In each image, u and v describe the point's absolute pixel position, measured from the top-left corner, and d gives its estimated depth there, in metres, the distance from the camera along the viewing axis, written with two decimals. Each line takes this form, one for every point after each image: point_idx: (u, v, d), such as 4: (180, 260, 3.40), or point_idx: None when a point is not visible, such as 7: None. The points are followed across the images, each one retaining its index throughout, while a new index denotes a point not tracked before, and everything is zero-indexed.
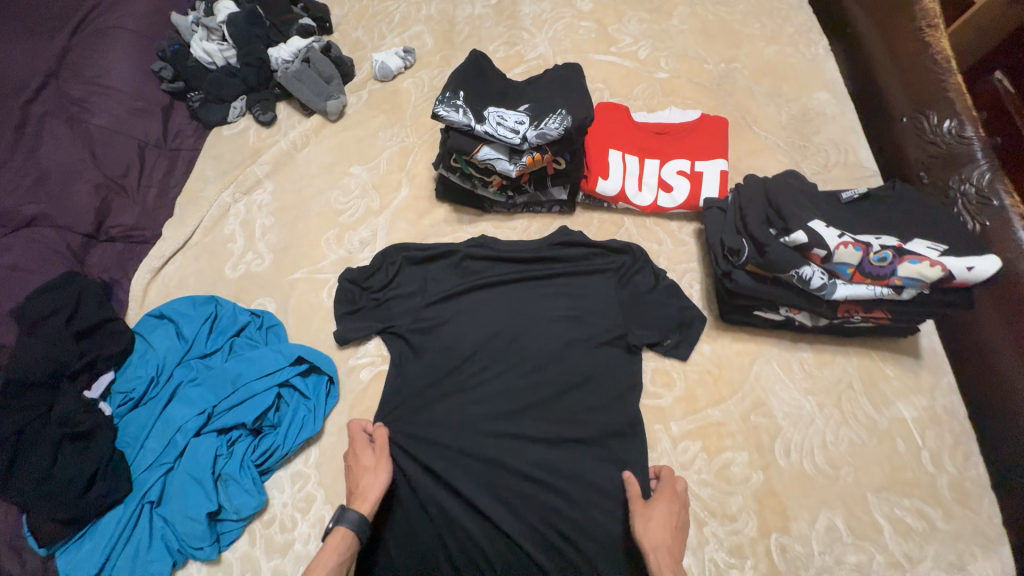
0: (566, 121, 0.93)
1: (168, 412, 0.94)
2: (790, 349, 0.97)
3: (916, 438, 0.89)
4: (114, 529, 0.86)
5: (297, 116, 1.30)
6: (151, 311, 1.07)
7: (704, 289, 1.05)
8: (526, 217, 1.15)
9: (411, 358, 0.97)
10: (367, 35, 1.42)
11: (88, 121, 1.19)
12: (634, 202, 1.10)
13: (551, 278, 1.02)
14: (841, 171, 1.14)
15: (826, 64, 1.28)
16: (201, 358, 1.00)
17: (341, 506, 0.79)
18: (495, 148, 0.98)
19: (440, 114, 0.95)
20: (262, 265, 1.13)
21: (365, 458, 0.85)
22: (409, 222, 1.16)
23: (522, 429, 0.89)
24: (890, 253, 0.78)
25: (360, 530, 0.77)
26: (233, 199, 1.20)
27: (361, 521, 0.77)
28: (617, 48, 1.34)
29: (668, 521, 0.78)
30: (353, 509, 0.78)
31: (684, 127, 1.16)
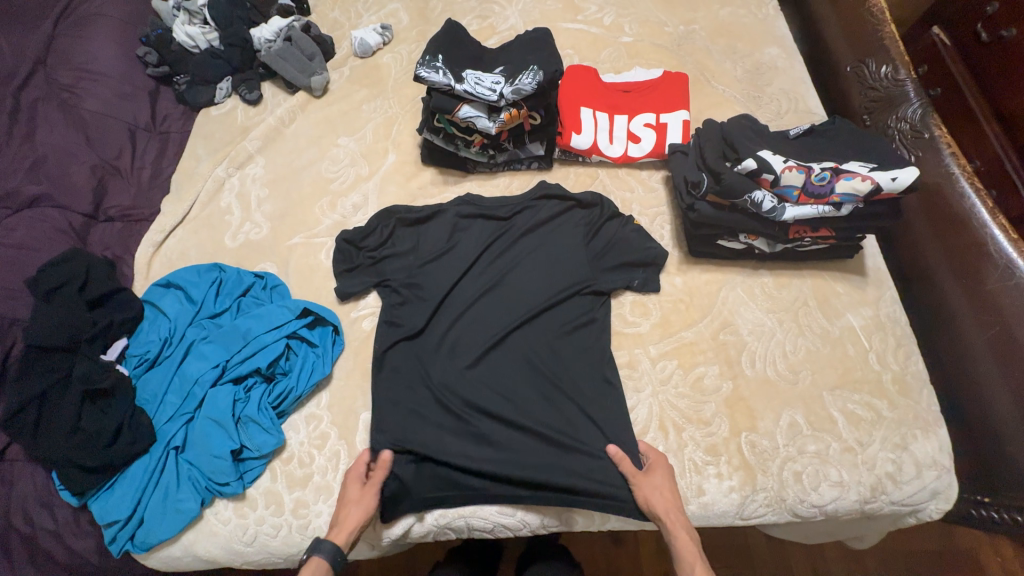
0: (538, 76, 1.01)
1: (184, 368, 1.00)
2: (752, 275, 1.08)
3: (864, 342, 1.01)
4: (143, 475, 0.93)
5: (283, 95, 1.36)
6: (157, 281, 1.13)
7: (673, 229, 1.14)
8: (507, 174, 1.23)
9: (409, 311, 1.05)
10: (344, 14, 1.47)
11: (79, 107, 1.24)
12: (607, 154, 1.19)
13: (531, 233, 1.12)
14: (793, 117, 1.25)
15: (775, 22, 1.39)
16: (210, 318, 1.06)
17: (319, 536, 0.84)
18: (475, 107, 1.06)
19: (421, 76, 1.02)
20: (260, 233, 1.19)
21: (351, 492, 0.88)
22: (398, 185, 1.23)
23: (510, 369, 1.00)
24: (829, 173, 0.89)
25: (334, 559, 0.82)
26: (226, 173, 1.25)
27: (337, 551, 0.82)
28: (584, 16, 1.42)
29: (666, 487, 0.87)
30: (329, 540, 0.83)
31: (647, 84, 1.25)
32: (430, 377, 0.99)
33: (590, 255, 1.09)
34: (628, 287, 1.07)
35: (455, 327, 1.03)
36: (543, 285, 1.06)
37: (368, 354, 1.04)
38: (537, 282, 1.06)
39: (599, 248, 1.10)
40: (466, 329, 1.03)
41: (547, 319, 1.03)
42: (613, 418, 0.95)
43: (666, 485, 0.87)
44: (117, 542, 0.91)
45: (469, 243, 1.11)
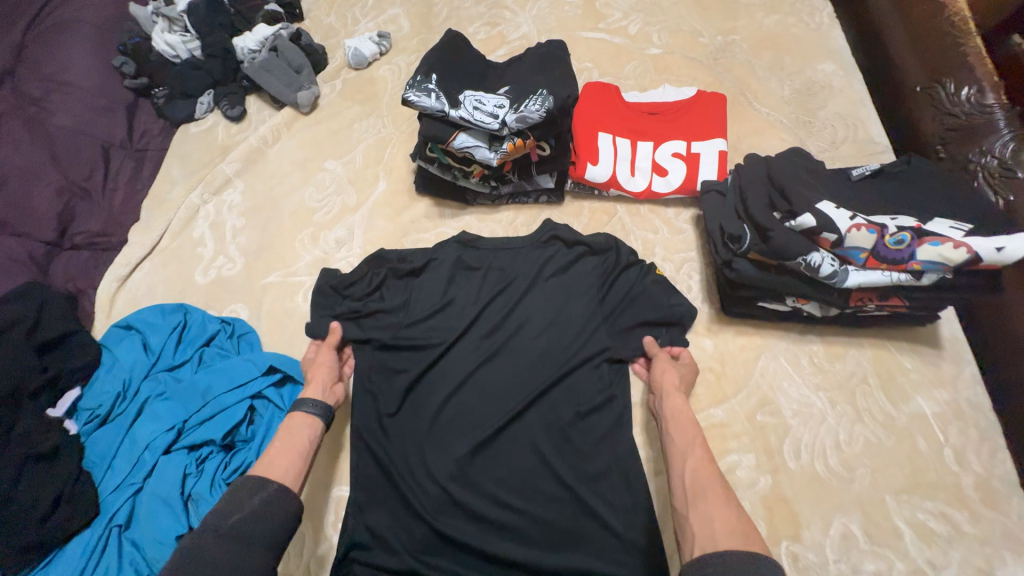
0: (547, 102, 0.85)
1: (135, 430, 0.88)
2: (798, 342, 0.90)
3: (937, 434, 0.82)
4: (80, 556, 0.81)
5: (268, 110, 1.23)
6: (119, 321, 1.01)
7: (704, 280, 0.98)
8: (512, 208, 1.08)
9: (399, 382, 0.91)
10: (340, 20, 1.34)
11: (47, 122, 1.14)
12: (627, 188, 1.03)
13: (542, 287, 0.95)
14: (851, 147, 1.06)
15: (831, 33, 1.19)
16: (169, 370, 0.94)
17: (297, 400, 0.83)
18: (473, 135, 0.90)
19: (410, 100, 0.87)
20: (233, 270, 1.06)
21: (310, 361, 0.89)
22: (388, 219, 1.09)
23: (514, 459, 0.85)
24: (908, 235, 0.71)
25: (317, 410, 0.81)
26: (201, 200, 1.13)
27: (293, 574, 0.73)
28: (606, 24, 1.25)
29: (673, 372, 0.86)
30: (307, 397, 0.82)
31: (677, 106, 1.08)
32: (422, 468, 0.85)
33: (606, 314, 0.93)
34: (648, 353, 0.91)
35: (451, 405, 0.89)
36: (554, 355, 0.90)
37: (345, 419, 0.94)
38: (549, 353, 0.90)
39: (615, 306, 0.93)
40: (466, 408, 0.88)
41: (559, 400, 0.88)
42: (628, 522, 0.80)
43: (670, 371, 0.86)
44: None
45: (472, 299, 0.95)
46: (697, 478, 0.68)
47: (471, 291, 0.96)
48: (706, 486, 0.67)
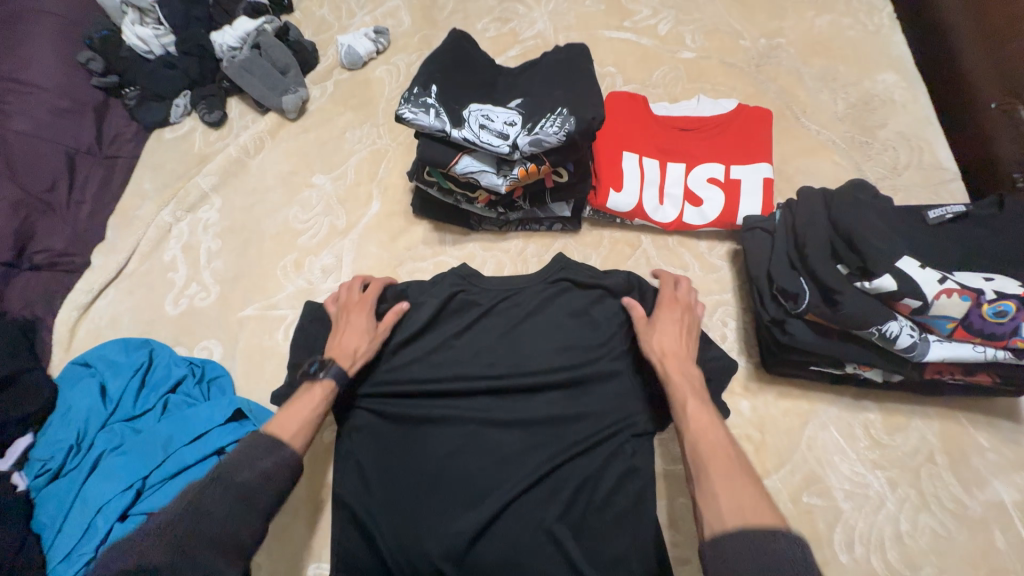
0: (567, 123, 0.71)
1: (88, 490, 0.77)
2: (851, 409, 0.78)
3: (1019, 528, 0.70)
4: None
5: (251, 115, 1.10)
6: (77, 358, 0.90)
7: (741, 328, 0.85)
8: (521, 236, 0.95)
9: (397, 441, 0.79)
10: (334, 12, 1.20)
11: (4, 127, 1.01)
12: (654, 218, 0.89)
13: (553, 331, 0.82)
14: (916, 174, 0.91)
15: (892, 37, 1.04)
16: (130, 419, 0.83)
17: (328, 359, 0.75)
18: (479, 158, 0.77)
19: (404, 117, 0.74)
20: (207, 300, 0.95)
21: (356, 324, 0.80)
22: (381, 244, 0.97)
23: (521, 534, 0.73)
24: (1012, 305, 0.59)
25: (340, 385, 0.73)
26: (173, 219, 1.01)
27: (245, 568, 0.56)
28: (632, 22, 1.11)
29: (674, 329, 0.77)
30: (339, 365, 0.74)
31: (716, 121, 0.93)
32: (417, 546, 0.73)
33: (627, 365, 0.81)
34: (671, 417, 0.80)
35: (452, 470, 0.77)
36: (569, 415, 0.78)
37: (326, 482, 0.83)
38: (563, 411, 0.78)
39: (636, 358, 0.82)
40: (469, 474, 0.77)
41: (573, 467, 0.76)
42: None
43: (677, 332, 0.76)
44: None
45: (479, 344, 0.83)
46: (711, 460, 0.60)
47: (470, 334, 0.83)
48: (727, 469, 0.59)
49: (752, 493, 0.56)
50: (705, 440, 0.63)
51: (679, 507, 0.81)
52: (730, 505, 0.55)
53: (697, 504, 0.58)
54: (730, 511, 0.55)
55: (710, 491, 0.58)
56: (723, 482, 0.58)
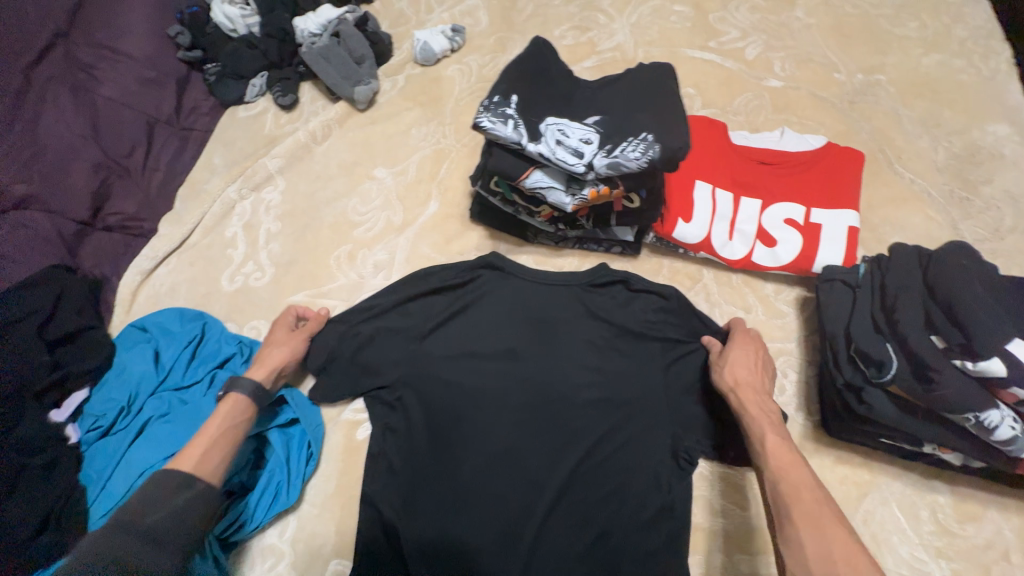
0: (651, 150, 0.68)
1: (133, 453, 0.80)
2: (918, 487, 0.72)
3: None
4: None
5: (322, 101, 1.11)
6: (135, 321, 0.93)
7: (802, 382, 0.80)
8: (575, 254, 0.93)
9: (424, 439, 0.79)
10: (413, 6, 1.21)
11: (95, 92, 1.07)
12: (721, 254, 0.85)
13: (593, 332, 0.85)
14: (1021, 240, 0.83)
15: (1008, 84, 0.95)
16: (177, 389, 0.86)
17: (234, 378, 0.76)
18: (550, 174, 0.75)
19: (482, 125, 0.70)
20: (262, 280, 0.96)
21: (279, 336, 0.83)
22: (434, 246, 0.96)
23: (551, 516, 0.75)
24: None
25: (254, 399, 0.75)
26: (239, 196, 1.03)
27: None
28: (718, 43, 1.07)
29: (750, 361, 0.76)
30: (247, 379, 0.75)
31: (801, 158, 0.87)
32: (435, 543, 0.74)
33: (663, 394, 0.80)
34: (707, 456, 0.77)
35: (479, 482, 0.76)
36: (596, 427, 0.79)
37: (355, 478, 0.81)
38: (595, 408, 0.80)
39: None
40: (491, 487, 0.76)
41: (602, 495, 0.75)
42: None
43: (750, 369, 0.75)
44: None
45: (519, 351, 0.84)
46: (792, 502, 0.60)
47: (504, 321, 0.86)
48: (818, 516, 0.58)
49: (848, 544, 0.54)
50: (788, 480, 0.62)
51: (715, 564, 0.77)
52: (819, 557, 0.55)
53: (780, 550, 0.58)
54: (821, 563, 0.54)
55: (795, 540, 0.57)
56: (812, 528, 0.57)
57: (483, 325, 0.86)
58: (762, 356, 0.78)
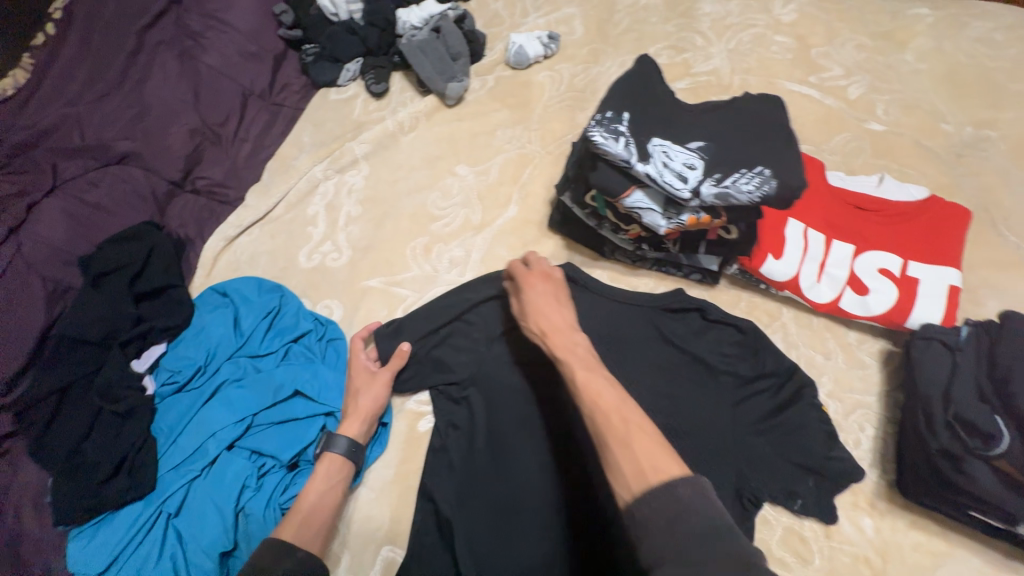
0: (767, 185, 0.67)
1: (205, 412, 0.83)
2: (998, 565, 0.69)
3: None
4: (128, 529, 0.77)
5: (411, 93, 1.14)
6: (216, 285, 0.96)
7: (880, 438, 0.77)
8: (652, 276, 0.92)
9: (484, 441, 0.79)
10: (509, 8, 1.22)
11: (199, 60, 1.11)
12: (807, 295, 0.83)
13: (665, 356, 0.84)
14: None
15: None
16: (252, 356, 0.88)
17: (329, 433, 0.77)
18: (650, 195, 0.74)
19: (593, 139, 0.70)
20: (338, 261, 0.98)
21: (360, 379, 0.81)
22: (511, 249, 0.96)
23: (606, 541, 0.73)
24: None
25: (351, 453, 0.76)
26: (323, 176, 1.06)
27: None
28: (819, 78, 1.05)
29: (548, 297, 0.75)
30: (342, 436, 0.76)
31: (901, 208, 0.85)
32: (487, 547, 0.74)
33: (732, 429, 0.78)
34: (775, 502, 0.74)
35: (526, 487, 0.77)
36: None
37: (414, 468, 0.81)
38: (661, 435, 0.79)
39: (743, 423, 0.78)
40: (535, 492, 0.76)
41: None
42: None
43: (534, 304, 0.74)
44: None
45: None
46: (604, 426, 0.56)
47: None
48: (623, 431, 0.55)
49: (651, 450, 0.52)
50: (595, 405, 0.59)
51: None
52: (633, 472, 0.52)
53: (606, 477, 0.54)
54: (634, 476, 0.51)
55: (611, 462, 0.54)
56: (621, 446, 0.54)
57: None
58: (558, 287, 0.78)
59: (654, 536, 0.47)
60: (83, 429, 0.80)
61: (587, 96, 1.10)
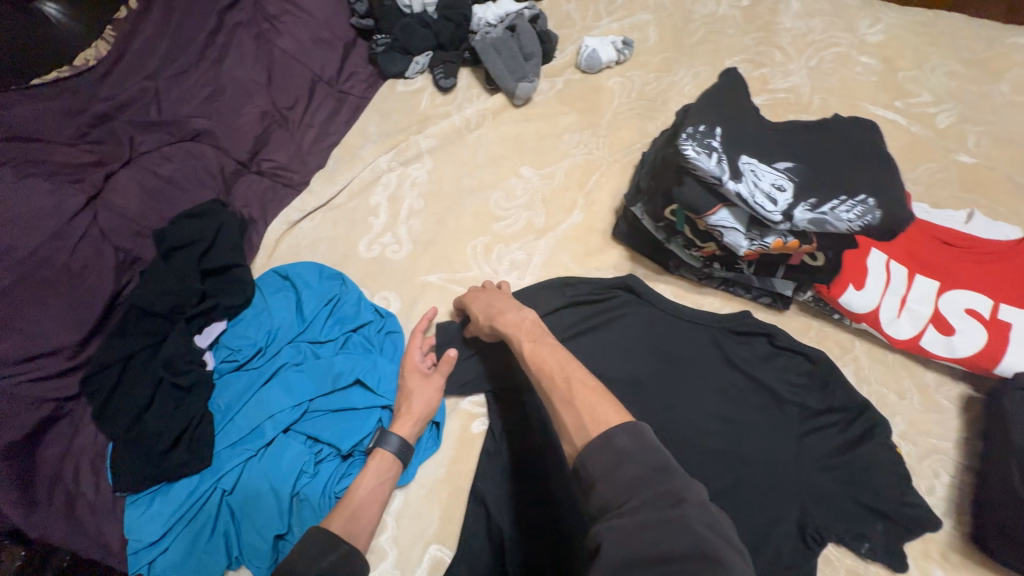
0: (868, 216, 0.65)
1: (264, 393, 0.83)
2: None
3: None
4: (182, 502, 0.77)
5: (478, 90, 1.13)
6: (277, 268, 0.97)
7: (956, 487, 0.74)
8: (718, 295, 0.90)
9: (539, 447, 0.79)
10: (581, 10, 1.21)
11: (274, 43, 1.12)
12: (885, 330, 0.80)
13: (731, 378, 0.81)
14: None
15: None
16: (312, 342, 0.89)
17: (380, 432, 0.76)
18: (735, 214, 0.72)
19: (685, 153, 0.68)
20: (398, 254, 0.98)
21: (413, 381, 0.80)
22: (572, 256, 0.95)
23: None
24: None
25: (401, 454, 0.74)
26: (388, 167, 1.06)
27: None
28: (904, 104, 1.01)
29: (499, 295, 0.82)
30: (392, 435, 0.75)
31: (995, 247, 0.80)
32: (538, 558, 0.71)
33: (797, 462, 0.75)
34: (841, 543, 0.72)
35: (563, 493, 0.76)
36: (728, 479, 0.74)
37: (465, 470, 0.81)
38: (730, 459, 0.75)
39: (811, 457, 0.75)
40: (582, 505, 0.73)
41: None
42: None
43: (490, 295, 0.82)
44: (132, 562, 0.75)
45: (651, 381, 0.81)
46: (551, 388, 0.59)
47: (637, 347, 0.84)
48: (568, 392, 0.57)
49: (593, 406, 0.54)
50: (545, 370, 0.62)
51: None
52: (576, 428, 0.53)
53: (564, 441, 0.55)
54: (576, 431, 0.53)
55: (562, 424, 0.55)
56: (564, 404, 0.56)
57: (616, 346, 0.84)
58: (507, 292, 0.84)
59: (601, 482, 0.48)
60: (145, 399, 0.80)
61: (658, 105, 1.07)
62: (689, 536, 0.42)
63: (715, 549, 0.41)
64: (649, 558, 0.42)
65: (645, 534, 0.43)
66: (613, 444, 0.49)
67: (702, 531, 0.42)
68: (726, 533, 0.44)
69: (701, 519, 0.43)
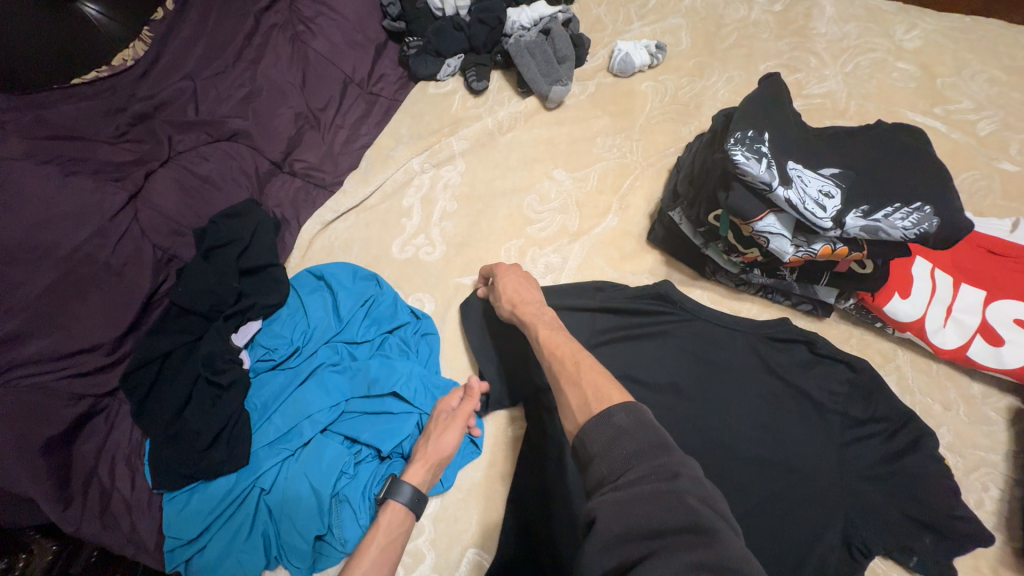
0: (925, 224, 0.64)
1: (301, 393, 0.84)
2: None
3: None
4: (219, 501, 0.77)
5: (509, 93, 1.14)
6: (311, 268, 0.98)
7: (1005, 501, 0.73)
8: (756, 301, 0.90)
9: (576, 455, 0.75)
10: (612, 14, 1.21)
11: (309, 45, 1.12)
12: (931, 339, 0.79)
13: (772, 386, 0.79)
14: None
15: None
16: (349, 342, 0.90)
17: (395, 477, 0.73)
18: (782, 220, 0.71)
19: (734, 158, 0.67)
20: (432, 255, 0.99)
21: (439, 424, 0.77)
22: (608, 260, 0.95)
23: None
24: None
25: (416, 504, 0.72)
26: (420, 169, 1.07)
27: None
28: (944, 110, 1.00)
29: (519, 280, 0.80)
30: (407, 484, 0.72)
31: None
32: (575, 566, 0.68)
33: (840, 472, 0.74)
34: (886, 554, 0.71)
35: None
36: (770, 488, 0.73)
37: (502, 474, 0.81)
38: (770, 469, 0.74)
39: (858, 467, 0.74)
40: None
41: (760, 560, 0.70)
42: None
43: (518, 279, 0.80)
44: (168, 559, 0.76)
45: (689, 388, 0.80)
46: (563, 371, 0.60)
47: (676, 353, 0.82)
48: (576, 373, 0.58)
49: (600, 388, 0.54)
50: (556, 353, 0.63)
51: None
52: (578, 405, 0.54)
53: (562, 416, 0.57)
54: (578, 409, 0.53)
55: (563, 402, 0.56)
56: (570, 384, 0.57)
57: (654, 353, 0.83)
58: (530, 275, 0.82)
59: (599, 458, 0.47)
60: (181, 399, 0.79)
61: (691, 109, 1.07)
62: (683, 511, 0.40)
63: (706, 521, 0.40)
64: (643, 530, 0.40)
65: (640, 507, 0.42)
66: (613, 421, 0.48)
67: (695, 504, 0.41)
68: (718, 508, 0.43)
69: (696, 493, 0.42)
